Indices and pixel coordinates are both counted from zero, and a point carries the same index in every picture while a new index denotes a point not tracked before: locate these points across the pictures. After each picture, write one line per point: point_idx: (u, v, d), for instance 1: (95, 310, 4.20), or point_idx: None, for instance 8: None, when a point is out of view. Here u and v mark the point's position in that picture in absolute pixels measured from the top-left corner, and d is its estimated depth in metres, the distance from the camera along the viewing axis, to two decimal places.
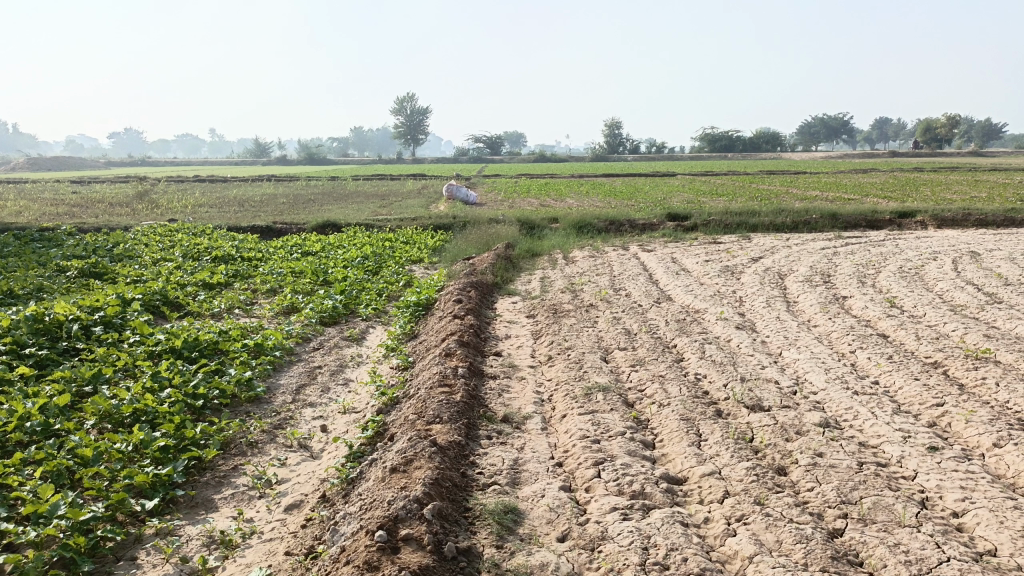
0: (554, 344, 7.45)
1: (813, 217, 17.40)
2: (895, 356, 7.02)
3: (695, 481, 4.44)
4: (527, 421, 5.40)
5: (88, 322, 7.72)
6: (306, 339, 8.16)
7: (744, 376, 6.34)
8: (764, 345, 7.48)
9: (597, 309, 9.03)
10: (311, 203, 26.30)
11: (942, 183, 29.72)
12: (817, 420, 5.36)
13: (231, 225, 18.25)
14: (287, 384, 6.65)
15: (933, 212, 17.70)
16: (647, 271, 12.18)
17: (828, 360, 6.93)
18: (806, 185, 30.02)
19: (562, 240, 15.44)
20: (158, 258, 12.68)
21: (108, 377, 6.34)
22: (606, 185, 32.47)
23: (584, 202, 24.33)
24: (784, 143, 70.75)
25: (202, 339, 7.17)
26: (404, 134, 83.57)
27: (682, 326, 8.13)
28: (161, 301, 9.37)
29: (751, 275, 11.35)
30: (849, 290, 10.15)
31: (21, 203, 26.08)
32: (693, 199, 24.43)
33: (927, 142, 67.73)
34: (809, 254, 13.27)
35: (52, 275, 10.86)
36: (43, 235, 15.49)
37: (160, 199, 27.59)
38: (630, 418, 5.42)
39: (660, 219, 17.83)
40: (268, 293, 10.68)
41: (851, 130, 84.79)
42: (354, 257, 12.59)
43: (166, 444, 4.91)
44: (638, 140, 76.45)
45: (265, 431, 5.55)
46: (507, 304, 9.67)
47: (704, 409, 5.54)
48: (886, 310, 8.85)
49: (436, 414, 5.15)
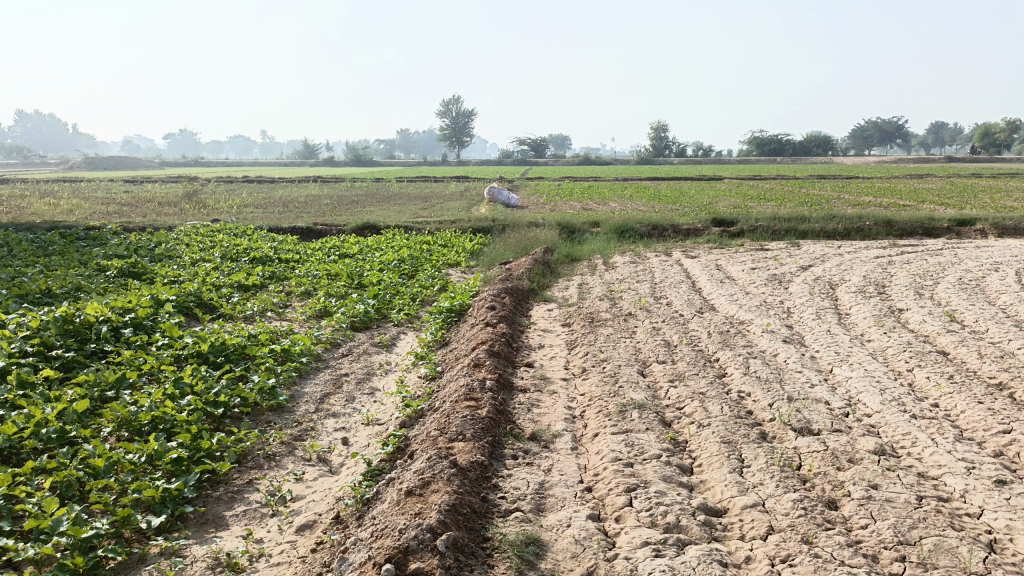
0: (590, 356, 7.13)
1: (867, 223, 16.73)
2: (956, 376, 6.52)
3: (736, 514, 4.09)
4: (556, 440, 5.09)
5: (118, 324, 7.63)
6: (335, 345, 7.97)
7: (792, 395, 5.94)
8: (813, 361, 7.04)
9: (636, 319, 8.68)
10: (354, 204, 26.34)
11: (1004, 189, 28.44)
12: (872, 447, 4.95)
13: (272, 225, 18.28)
14: (311, 392, 6.45)
15: (995, 220, 16.87)
16: (690, 278, 11.76)
17: (882, 379, 6.47)
18: (859, 189, 29.14)
19: (602, 245, 15.07)
20: (197, 258, 12.68)
21: (131, 381, 6.21)
22: (651, 189, 31.97)
23: (627, 206, 23.92)
24: (835, 148, 69.06)
25: (229, 343, 7.01)
26: (449, 136, 83.81)
27: (725, 338, 7.72)
28: (194, 303, 9.29)
29: (800, 285, 10.86)
30: (905, 302, 9.61)
31: (73, 202, 26.65)
32: (740, 203, 23.81)
33: (987, 146, 65.44)
34: (862, 262, 12.70)
35: (91, 274, 10.90)
36: (88, 234, 15.67)
37: (207, 198, 27.97)
38: (666, 439, 5.08)
39: (705, 224, 17.35)
40: (302, 296, 10.55)
41: (907, 134, 82.38)
42: (391, 260, 12.42)
43: (179, 456, 4.73)
44: (685, 143, 75.42)
45: (284, 443, 5.34)
46: (543, 312, 9.37)
47: (746, 431, 5.17)
48: (945, 325, 8.31)
49: (459, 431, 4.88)
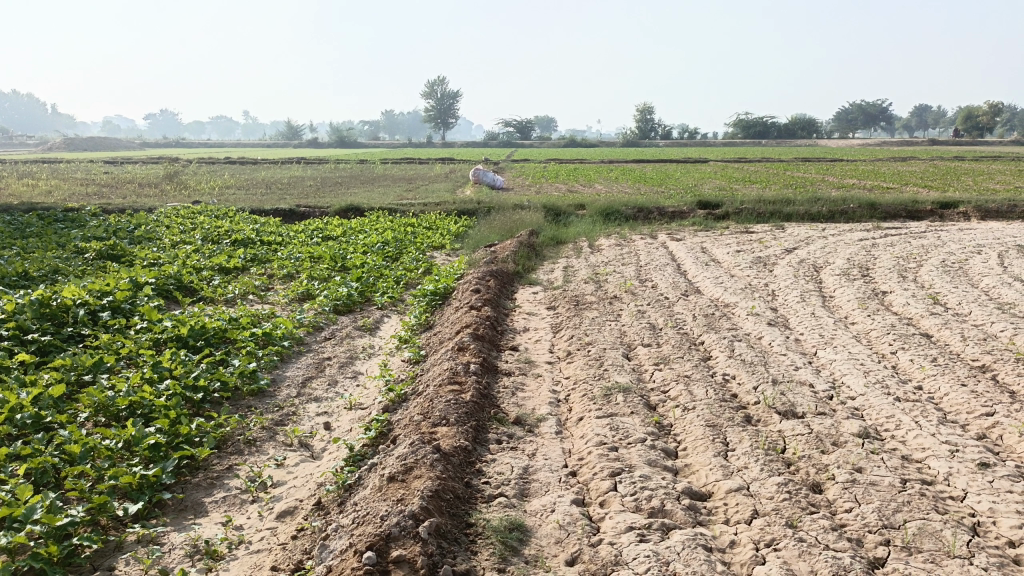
0: (575, 339, 7.08)
1: (851, 206, 16.76)
2: (940, 358, 6.53)
3: (721, 498, 4.07)
4: (541, 424, 5.05)
5: (96, 307, 7.50)
6: (318, 329, 7.88)
7: (776, 378, 5.92)
8: (798, 344, 7.03)
9: (621, 302, 8.63)
10: (338, 186, 26.10)
11: (986, 172, 28.62)
12: (856, 430, 4.95)
13: (255, 207, 18.07)
14: (293, 376, 6.37)
15: (978, 203, 16.96)
16: (676, 261, 11.73)
17: (867, 362, 6.47)
18: (843, 172, 29.20)
19: (588, 228, 15.02)
20: (178, 240, 12.50)
21: (109, 366, 6.10)
22: (636, 171, 31.89)
23: (613, 189, 23.86)
24: (820, 131, 69.24)
25: (209, 327, 6.90)
26: (434, 118, 83.26)
27: (710, 321, 7.70)
28: (174, 286, 9.15)
29: (785, 267, 10.86)
30: (888, 285, 9.63)
31: (52, 183, 26.23)
32: (725, 186, 23.82)
33: (969, 130, 65.85)
34: (846, 245, 12.72)
35: (69, 257, 10.72)
36: (67, 216, 15.41)
37: (188, 180, 27.63)
38: (651, 423, 5.05)
39: (690, 207, 17.32)
40: (284, 279, 10.43)
41: (891, 117, 82.69)
42: (375, 243, 12.31)
43: (158, 441, 4.65)
44: (671, 126, 75.35)
45: (264, 428, 5.27)
46: (528, 295, 9.31)
47: (732, 415, 5.14)
48: (929, 308, 8.32)
49: (442, 415, 4.83)
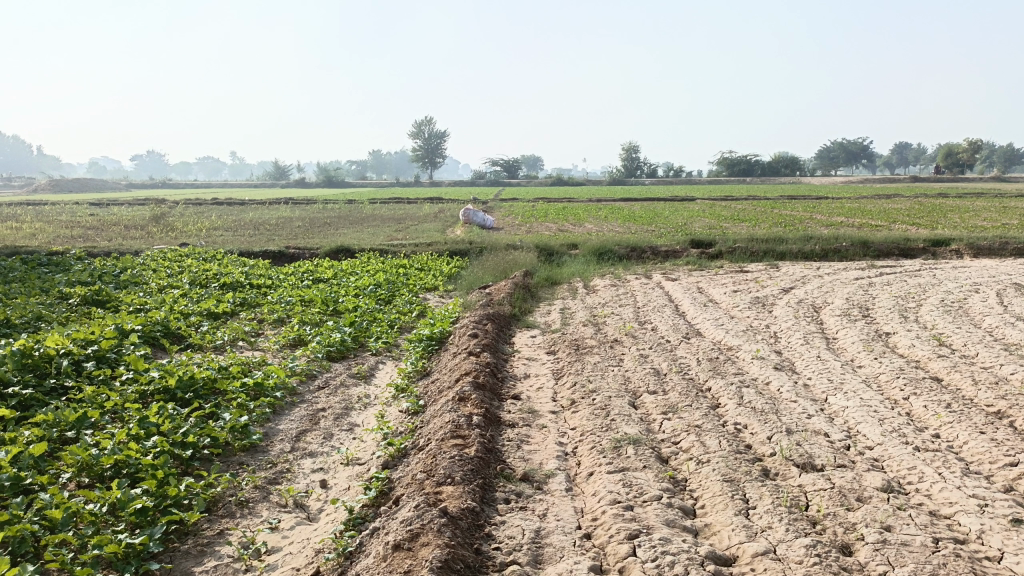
0: (578, 386, 6.86)
1: (844, 244, 16.72)
2: (955, 404, 6.34)
3: (747, 562, 3.84)
4: (550, 481, 4.81)
5: (80, 357, 7.22)
6: (311, 377, 7.62)
7: (790, 426, 5.72)
8: (807, 389, 6.84)
9: (622, 346, 8.43)
10: (327, 226, 25.91)
11: (971, 209, 28.80)
12: (880, 484, 4.74)
13: (243, 249, 17.84)
14: (287, 429, 6.09)
15: (969, 240, 16.98)
16: (673, 302, 11.57)
17: (880, 408, 6.27)
18: (830, 209, 29.36)
19: (582, 268, 14.88)
20: (165, 284, 12.24)
21: (93, 421, 5.82)
22: (625, 209, 31.99)
23: (603, 227, 23.78)
24: (804, 169, 70.09)
25: (198, 378, 6.63)
26: (422, 157, 83.63)
27: (715, 366, 7.51)
28: (161, 333, 8.88)
29: (784, 308, 10.72)
30: (891, 326, 9.48)
31: (36, 225, 25.99)
32: (715, 224, 23.81)
33: (950, 167, 66.76)
34: (843, 284, 12.62)
35: (53, 303, 10.44)
36: (51, 260, 15.11)
37: (175, 221, 27.46)
38: (665, 478, 4.81)
39: (683, 246, 17.24)
40: (275, 323, 10.19)
41: (872, 155, 83.83)
42: (367, 285, 12.10)
43: (144, 505, 4.37)
44: (656, 164, 76.07)
45: (257, 488, 4.99)
46: (526, 339, 9.10)
47: (749, 468, 4.92)
48: (935, 350, 8.17)
49: (446, 474, 4.58)
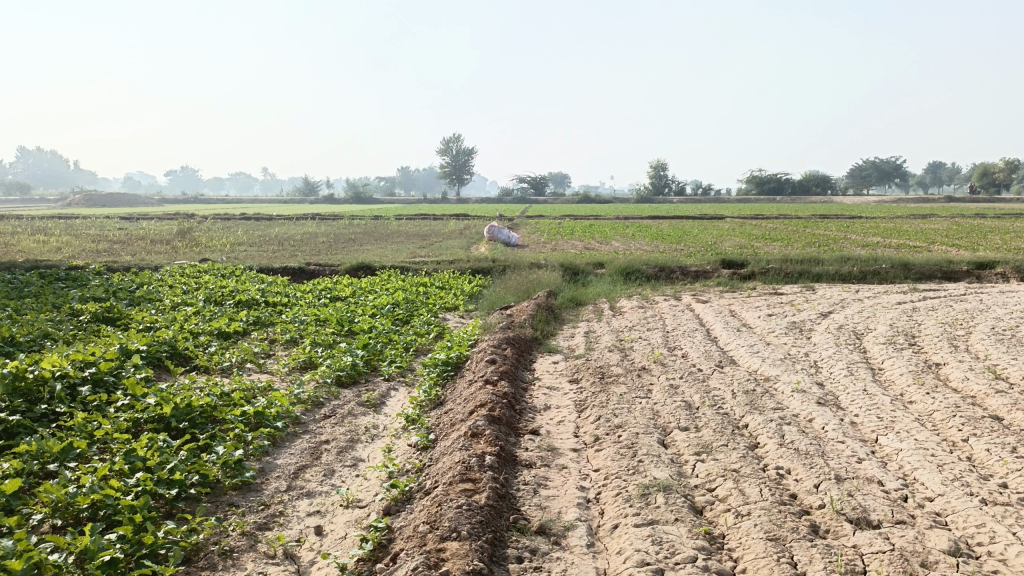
0: (602, 421, 6.31)
1: (883, 266, 16.01)
2: (1022, 448, 5.69)
3: None
4: (569, 535, 4.28)
5: (76, 380, 6.82)
6: (317, 405, 7.16)
7: (840, 473, 5.12)
8: (855, 428, 6.23)
9: (650, 375, 7.87)
10: (351, 242, 25.68)
11: (1012, 229, 27.92)
12: (946, 546, 4.14)
13: (263, 265, 17.52)
14: (285, 465, 5.63)
15: (1016, 263, 16.17)
16: (704, 326, 10.99)
17: (937, 452, 5.65)
18: (866, 229, 28.59)
19: (608, 288, 14.35)
20: (179, 301, 11.90)
21: (79, 452, 5.39)
22: (653, 227, 31.49)
23: (630, 246, 23.18)
24: (835, 187, 69.17)
25: (195, 406, 6.19)
26: (449, 174, 83.84)
27: (752, 399, 6.91)
28: (167, 354, 8.50)
29: (824, 335, 10.08)
30: (941, 356, 8.81)
31: (64, 238, 26.19)
32: (746, 243, 23.15)
33: (986, 186, 65.38)
34: (885, 309, 11.96)
35: (62, 320, 10.14)
36: (70, 274, 14.89)
37: (200, 236, 27.41)
38: (700, 534, 4.26)
39: (714, 266, 16.63)
40: (287, 344, 9.80)
41: (904, 174, 82.52)
42: (384, 304, 11.68)
43: (114, 556, 3.89)
44: (685, 182, 75.49)
45: (244, 535, 4.51)
46: (547, 365, 8.58)
47: (795, 525, 4.34)
48: (993, 384, 7.49)
49: (452, 527, 4.08)
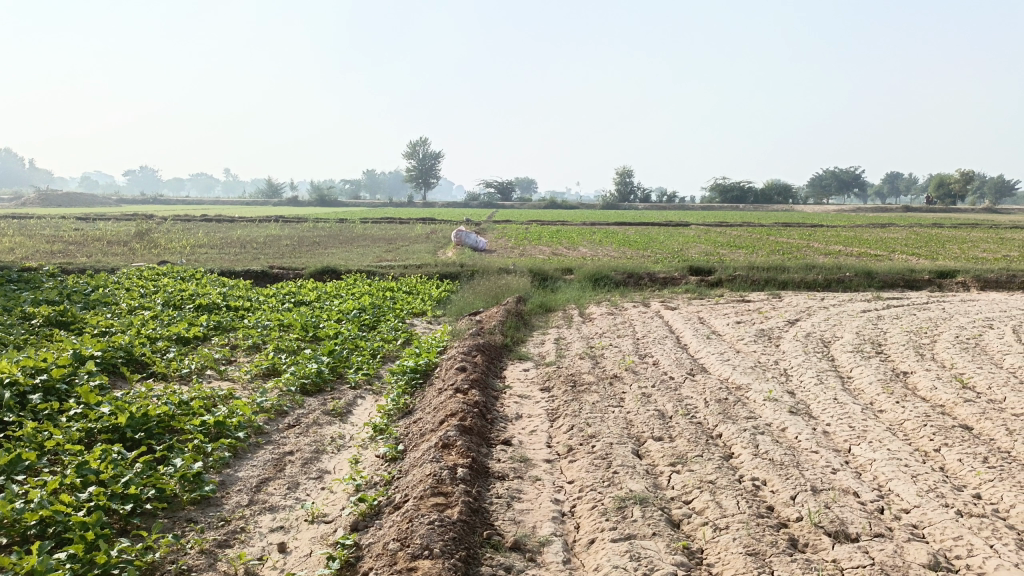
0: (575, 430, 6.19)
1: (848, 275, 16.17)
2: (993, 459, 5.70)
3: None
4: (545, 552, 4.15)
5: (26, 388, 6.50)
6: (281, 413, 6.93)
7: (816, 485, 5.07)
8: (828, 438, 6.19)
9: (621, 383, 7.77)
10: (316, 246, 25.26)
11: (967, 239, 28.58)
12: (926, 560, 4.09)
13: (225, 268, 17.12)
14: (246, 477, 5.41)
15: (975, 272, 16.45)
16: (674, 333, 10.95)
17: (911, 462, 5.62)
18: (827, 238, 29.02)
19: (577, 294, 14.26)
20: (136, 305, 11.52)
21: (28, 464, 5.10)
22: (619, 233, 31.54)
23: (597, 252, 23.16)
24: (796, 196, 70.23)
25: (153, 415, 5.93)
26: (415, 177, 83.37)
27: (725, 408, 6.85)
28: (123, 360, 8.18)
29: (792, 342, 10.09)
30: (908, 365, 8.86)
31: (17, 238, 25.36)
32: (711, 251, 23.28)
33: (942, 196, 66.90)
34: (851, 317, 12.04)
35: (13, 323, 9.73)
36: (22, 276, 14.36)
37: (159, 237, 26.75)
38: (678, 549, 4.16)
39: (681, 273, 16.65)
40: (249, 350, 9.52)
41: (863, 184, 84.13)
42: (350, 309, 11.44)
43: None
44: (650, 189, 76.06)
45: (203, 553, 4.29)
46: (517, 373, 8.44)
47: (774, 539, 4.26)
48: (960, 394, 7.53)
49: (424, 545, 3.91)
